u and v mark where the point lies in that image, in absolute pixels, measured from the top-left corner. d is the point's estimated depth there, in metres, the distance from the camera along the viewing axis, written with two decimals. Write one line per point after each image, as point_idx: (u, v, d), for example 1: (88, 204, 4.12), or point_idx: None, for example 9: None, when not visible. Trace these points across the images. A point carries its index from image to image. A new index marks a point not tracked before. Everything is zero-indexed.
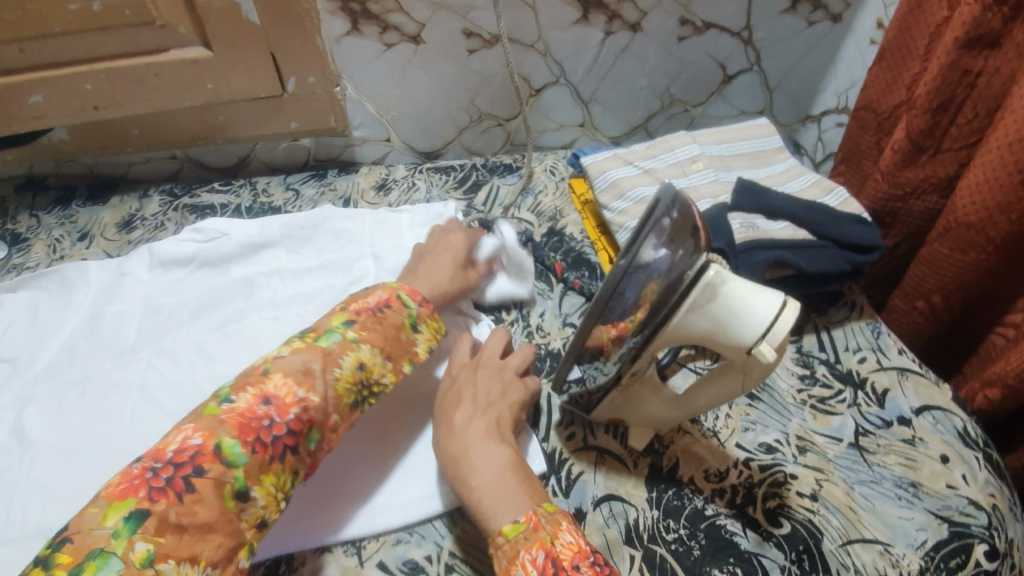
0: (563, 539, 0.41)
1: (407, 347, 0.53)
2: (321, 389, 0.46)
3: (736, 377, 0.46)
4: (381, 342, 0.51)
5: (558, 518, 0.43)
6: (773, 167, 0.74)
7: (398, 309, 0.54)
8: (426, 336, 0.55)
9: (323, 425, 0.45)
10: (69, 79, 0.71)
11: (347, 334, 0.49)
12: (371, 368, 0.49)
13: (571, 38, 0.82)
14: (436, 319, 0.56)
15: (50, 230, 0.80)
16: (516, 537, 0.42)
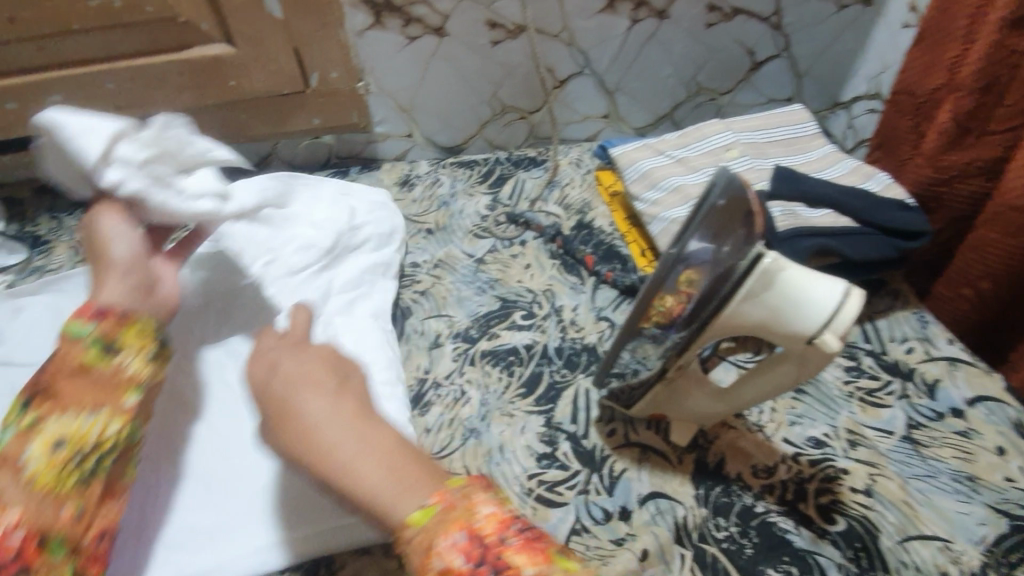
0: (483, 512, 0.34)
1: (114, 378, 0.43)
2: (18, 499, 0.38)
3: (791, 369, 0.44)
4: (76, 398, 0.42)
5: (470, 493, 0.35)
6: (810, 154, 0.72)
7: (72, 347, 0.43)
8: (134, 351, 0.45)
9: (56, 525, 0.38)
10: (90, 78, 0.70)
11: (23, 421, 0.41)
12: (78, 434, 0.41)
13: (595, 27, 0.81)
14: (133, 322, 0.46)
15: (71, 232, 0.79)
16: (426, 523, 0.35)
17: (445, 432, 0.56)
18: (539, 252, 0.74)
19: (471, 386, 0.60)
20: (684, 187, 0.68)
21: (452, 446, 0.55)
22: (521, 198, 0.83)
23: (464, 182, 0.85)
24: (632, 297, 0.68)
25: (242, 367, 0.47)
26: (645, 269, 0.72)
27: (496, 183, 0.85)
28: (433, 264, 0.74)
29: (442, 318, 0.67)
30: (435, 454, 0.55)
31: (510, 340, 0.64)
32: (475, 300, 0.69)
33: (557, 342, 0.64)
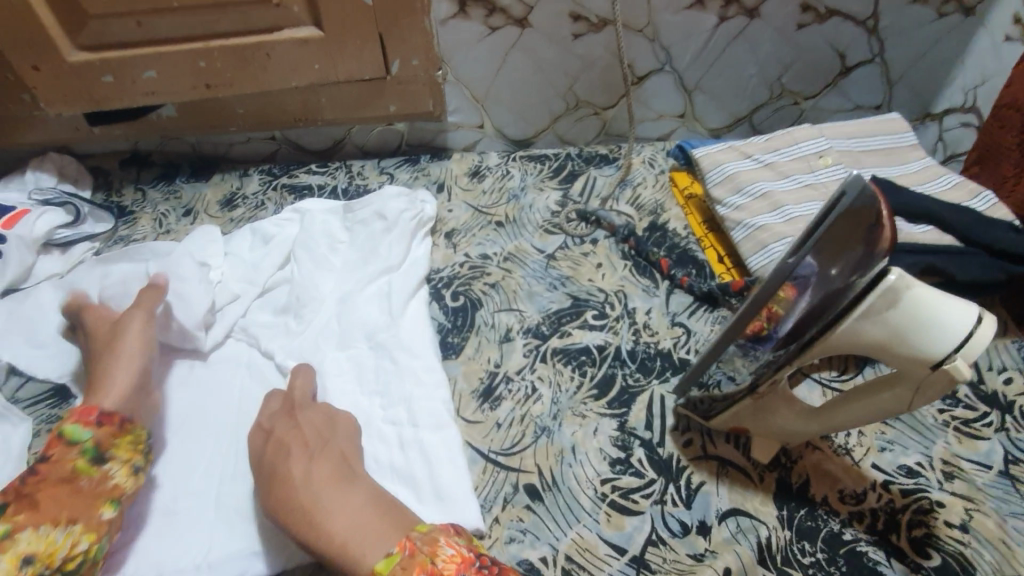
0: (445, 554, 0.41)
1: (95, 490, 0.47)
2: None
3: (903, 394, 0.41)
4: (51, 515, 0.44)
5: (436, 538, 0.42)
6: (907, 166, 0.69)
7: (62, 456, 0.47)
8: (123, 460, 0.50)
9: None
10: (183, 56, 0.72)
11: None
12: (48, 551, 0.43)
13: (681, 23, 0.77)
14: (128, 432, 0.51)
15: (155, 204, 0.82)
16: (390, 572, 0.40)
17: (517, 428, 0.56)
18: (611, 252, 0.73)
19: (543, 384, 0.59)
20: (772, 194, 0.66)
21: (524, 442, 0.55)
22: (592, 196, 0.81)
23: (535, 176, 0.84)
24: (708, 305, 0.65)
25: (274, 427, 0.52)
26: (722, 276, 0.69)
27: (567, 179, 0.84)
28: (503, 257, 0.73)
29: (513, 312, 0.66)
30: (504, 450, 0.54)
31: (581, 340, 0.63)
32: (546, 296, 0.68)
33: (630, 346, 0.62)
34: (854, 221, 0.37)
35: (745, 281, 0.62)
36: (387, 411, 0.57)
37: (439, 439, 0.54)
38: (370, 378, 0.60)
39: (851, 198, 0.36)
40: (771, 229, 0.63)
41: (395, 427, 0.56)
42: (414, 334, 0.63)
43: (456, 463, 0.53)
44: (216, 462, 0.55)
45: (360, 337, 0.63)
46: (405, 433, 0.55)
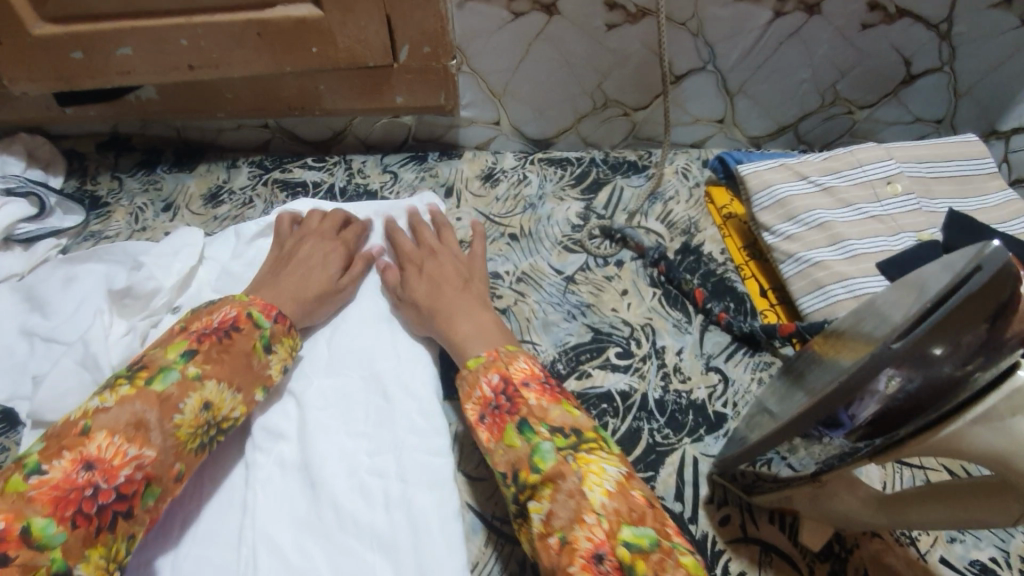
0: (518, 366, 0.46)
1: (258, 373, 0.47)
2: (159, 440, 0.40)
3: (1010, 508, 0.33)
4: (228, 375, 0.44)
5: (516, 354, 0.48)
6: (986, 198, 0.61)
7: (248, 333, 0.47)
8: (281, 356, 0.49)
9: (163, 476, 0.40)
10: (163, 32, 0.63)
11: (187, 371, 0.43)
12: (218, 405, 0.44)
13: (731, 17, 0.67)
14: (292, 335, 0.50)
15: (132, 196, 0.74)
16: (475, 366, 0.47)
17: None
18: (638, 277, 0.64)
19: None
20: (831, 225, 0.58)
21: None
22: (618, 208, 0.73)
23: (554, 183, 0.76)
24: (749, 347, 0.57)
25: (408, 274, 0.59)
26: (765, 314, 0.61)
27: (591, 187, 0.75)
28: (516, 277, 0.65)
29: (526, 345, 0.58)
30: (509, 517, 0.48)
31: (603, 383, 0.55)
32: (563, 328, 0.60)
33: (659, 395, 0.54)
34: (982, 300, 0.29)
35: (795, 326, 0.55)
36: (374, 460, 0.49)
37: (432, 502, 0.47)
38: (357, 418, 0.51)
39: (988, 273, 0.28)
40: (829, 267, 0.55)
41: (383, 481, 0.48)
42: (414, 367, 0.54)
43: (451, 537, 0.45)
44: (168, 514, 0.46)
45: (351, 367, 0.55)
46: (393, 490, 0.48)
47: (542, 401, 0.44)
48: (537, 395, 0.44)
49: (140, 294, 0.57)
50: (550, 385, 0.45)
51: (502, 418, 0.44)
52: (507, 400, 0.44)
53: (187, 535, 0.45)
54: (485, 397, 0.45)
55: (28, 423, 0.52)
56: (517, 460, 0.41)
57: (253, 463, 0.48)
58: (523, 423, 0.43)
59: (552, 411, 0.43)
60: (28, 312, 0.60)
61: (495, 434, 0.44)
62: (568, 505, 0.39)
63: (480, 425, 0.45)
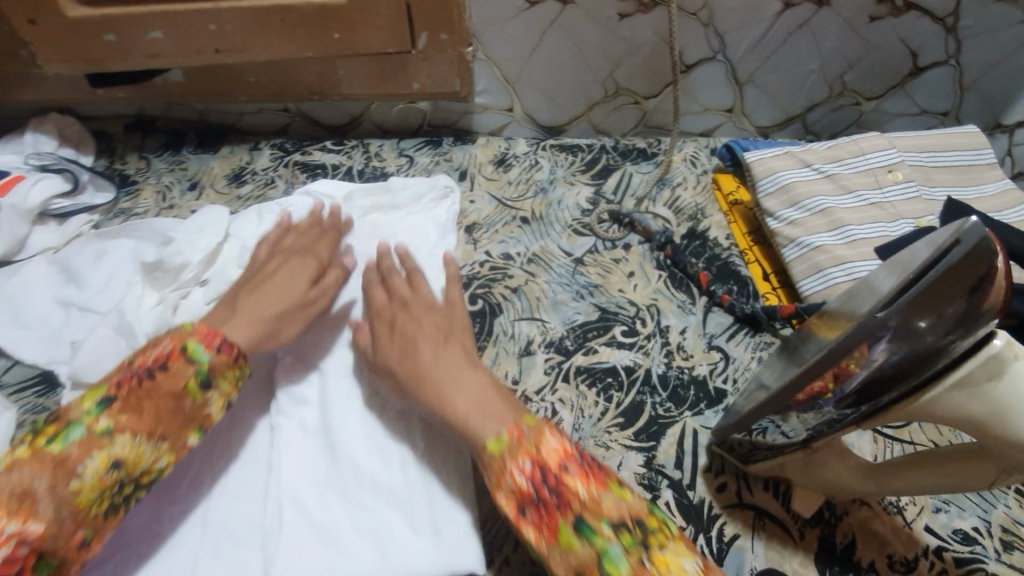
0: (549, 446, 0.40)
1: (186, 416, 0.44)
2: (51, 510, 0.38)
3: (986, 469, 0.36)
4: (148, 426, 0.43)
5: (541, 428, 0.41)
6: (984, 188, 0.63)
7: (177, 371, 0.45)
8: (223, 391, 0.47)
9: (62, 547, 0.39)
10: (192, 16, 0.65)
11: (97, 425, 0.41)
12: (134, 461, 0.42)
13: (741, 7, 0.68)
14: (238, 367, 0.48)
15: (159, 175, 0.77)
16: (501, 450, 0.41)
17: None
18: (644, 260, 0.67)
19: (564, 407, 0.54)
20: (832, 211, 0.60)
21: None
22: (627, 194, 0.75)
23: (566, 168, 0.78)
24: (750, 328, 0.60)
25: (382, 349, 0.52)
26: (767, 296, 0.63)
27: (601, 173, 0.77)
28: (528, 258, 0.67)
29: (536, 321, 0.61)
30: None
31: (609, 359, 0.58)
32: (571, 306, 0.62)
33: (662, 370, 0.57)
34: (962, 274, 0.31)
35: (794, 308, 0.57)
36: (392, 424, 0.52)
37: (445, 465, 0.49)
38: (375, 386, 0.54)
39: (966, 246, 0.30)
40: (829, 252, 0.57)
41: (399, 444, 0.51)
42: None
43: (464, 498, 0.48)
44: (198, 470, 0.49)
45: None
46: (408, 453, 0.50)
47: (592, 489, 0.38)
48: (582, 484, 0.39)
49: (170, 267, 0.60)
50: (591, 465, 0.40)
51: (551, 515, 0.38)
52: (551, 494, 0.38)
53: (216, 489, 0.48)
54: (521, 490, 0.39)
55: (65, 387, 0.55)
56: (580, 566, 0.36)
57: (278, 425, 0.51)
58: (578, 522, 0.37)
59: (604, 500, 0.38)
60: (62, 283, 0.62)
61: (545, 534, 0.38)
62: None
63: (522, 521, 0.39)
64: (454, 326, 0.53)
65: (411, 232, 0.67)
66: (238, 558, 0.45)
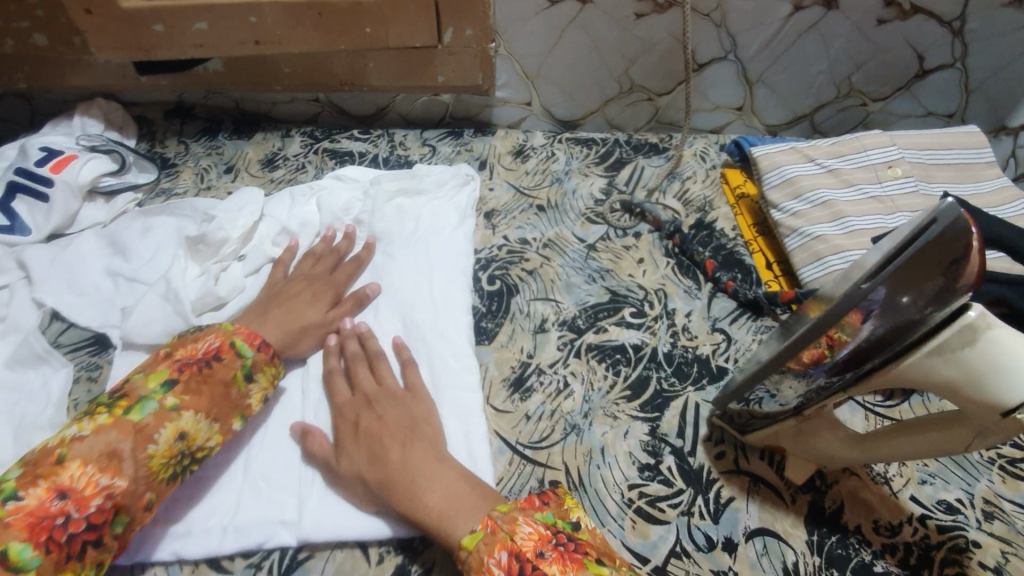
0: (524, 531, 0.41)
1: (235, 402, 0.50)
2: (131, 470, 0.43)
3: (963, 434, 0.39)
4: (206, 406, 0.48)
5: (515, 516, 0.42)
6: (980, 185, 0.67)
7: (230, 362, 0.50)
8: (262, 385, 0.52)
9: (132, 506, 0.43)
10: (235, 10, 0.70)
11: (165, 401, 0.46)
12: (194, 436, 0.47)
13: (753, 9, 0.72)
14: (275, 365, 0.53)
15: (197, 158, 0.82)
16: (475, 548, 0.41)
17: (546, 423, 0.55)
18: (654, 248, 0.70)
19: (575, 380, 0.58)
20: (833, 203, 0.64)
21: (552, 438, 0.54)
22: (638, 185, 0.78)
23: (580, 160, 0.82)
24: (752, 312, 0.63)
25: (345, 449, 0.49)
26: (769, 283, 0.67)
27: (614, 166, 0.81)
28: (543, 243, 0.71)
29: (550, 302, 0.65)
30: (532, 443, 0.54)
31: (618, 337, 0.61)
32: (583, 289, 0.66)
33: (668, 349, 0.60)
34: (940, 251, 0.36)
35: (795, 293, 0.61)
36: None
37: (461, 428, 0.54)
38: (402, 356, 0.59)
39: (942, 226, 0.35)
40: (828, 240, 0.62)
41: None
42: (450, 315, 0.61)
43: (479, 457, 0.52)
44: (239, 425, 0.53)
45: (394, 314, 0.62)
46: None
47: (570, 573, 0.38)
48: (559, 567, 0.38)
49: (212, 241, 0.64)
50: (564, 546, 0.40)
51: None
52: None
53: (254, 442, 0.53)
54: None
55: (116, 348, 0.60)
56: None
57: (309, 388, 0.56)
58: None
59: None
60: (111, 255, 0.67)
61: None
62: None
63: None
64: (415, 411, 0.52)
65: (434, 216, 0.71)
66: (276, 501, 0.49)
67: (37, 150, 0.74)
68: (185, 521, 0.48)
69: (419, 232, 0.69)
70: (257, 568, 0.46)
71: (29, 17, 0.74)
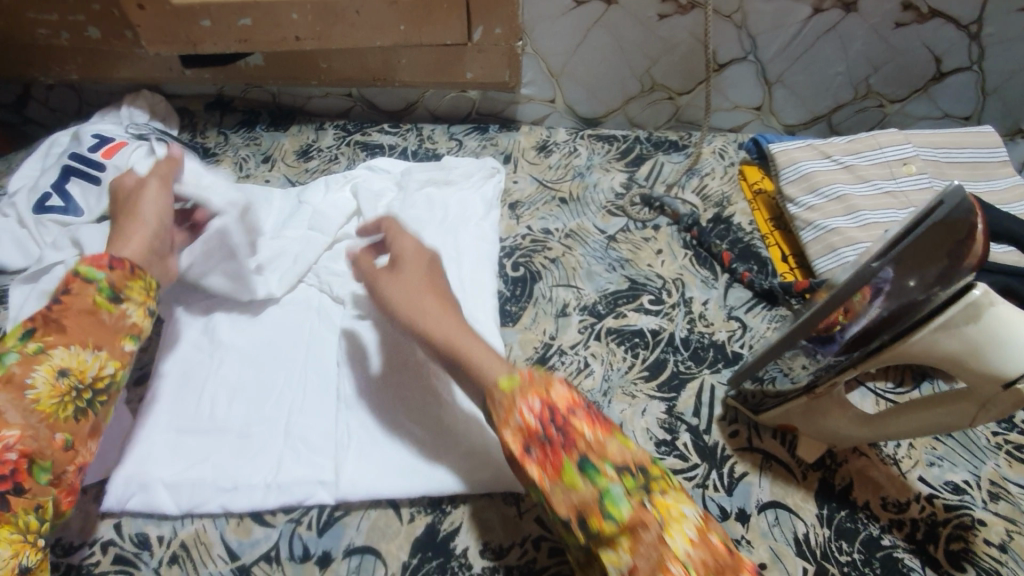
0: (559, 390, 0.43)
1: (115, 325, 0.49)
2: (19, 418, 0.44)
3: (967, 409, 0.41)
4: (78, 339, 0.47)
5: (551, 376, 0.44)
6: (994, 183, 0.69)
7: (83, 291, 0.48)
8: (137, 301, 0.51)
9: (47, 449, 0.44)
10: (278, 7, 0.74)
11: (27, 348, 0.46)
12: (80, 369, 0.47)
13: (773, 11, 0.74)
14: (141, 276, 0.52)
15: (236, 149, 0.86)
16: (512, 390, 0.43)
17: None
18: (672, 240, 0.73)
19: (595, 360, 0.61)
20: (848, 198, 0.67)
21: None
22: (657, 180, 0.81)
23: (602, 156, 0.84)
24: (767, 302, 0.66)
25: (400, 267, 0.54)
26: (784, 275, 0.69)
27: (634, 162, 0.83)
28: (565, 233, 0.74)
29: (571, 288, 0.67)
30: None
31: (636, 322, 0.64)
32: (604, 277, 0.69)
33: (685, 334, 0.63)
34: (944, 232, 0.39)
35: (809, 283, 0.63)
36: None
37: None
38: None
39: (946, 207, 0.38)
40: (842, 234, 0.64)
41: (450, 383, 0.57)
42: (475, 298, 0.64)
43: None
44: (281, 394, 0.57)
45: None
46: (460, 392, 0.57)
47: (599, 434, 0.41)
48: (589, 427, 0.41)
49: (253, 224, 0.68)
50: (595, 411, 0.42)
51: (556, 454, 0.41)
52: (559, 433, 0.41)
53: (294, 408, 0.56)
54: (529, 428, 0.42)
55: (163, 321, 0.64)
56: (582, 503, 0.39)
57: (343, 361, 0.59)
58: (584, 462, 0.40)
59: (609, 445, 0.41)
60: None
61: (550, 472, 0.41)
62: (650, 557, 0.37)
63: (529, 459, 0.41)
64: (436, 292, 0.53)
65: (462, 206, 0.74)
66: (314, 462, 0.52)
67: (89, 136, 0.79)
68: (230, 478, 0.52)
69: (447, 220, 0.72)
70: (297, 522, 0.50)
71: (85, 12, 0.79)
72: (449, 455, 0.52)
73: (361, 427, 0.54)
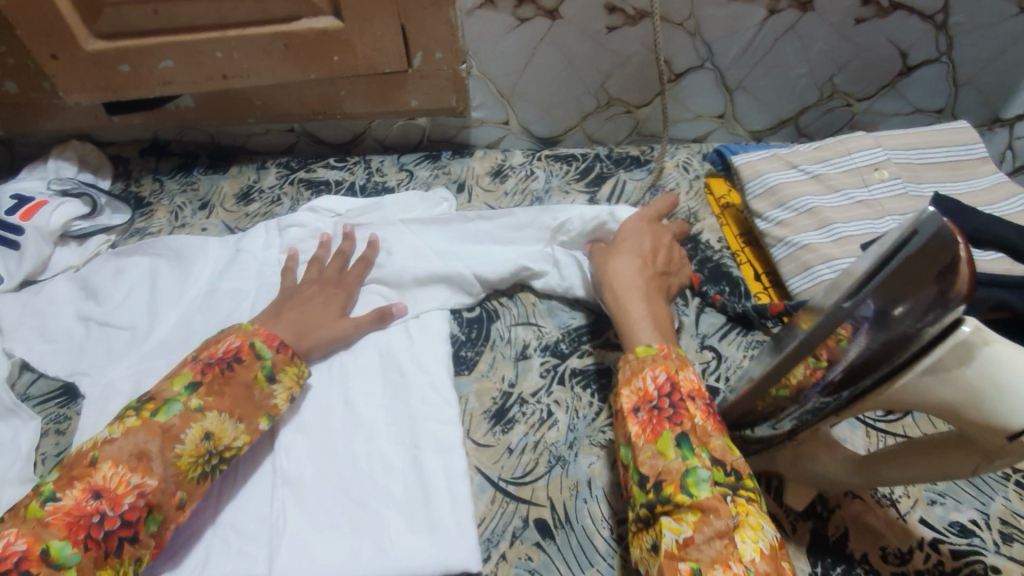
0: (687, 375, 0.45)
1: (261, 403, 0.48)
2: (160, 469, 0.43)
3: (967, 458, 0.36)
4: (230, 406, 0.47)
5: (686, 361, 0.47)
6: (973, 183, 0.65)
7: (251, 364, 0.48)
8: (286, 385, 0.50)
9: (165, 505, 0.43)
10: (201, 46, 0.69)
11: (190, 403, 0.45)
12: (220, 436, 0.46)
13: (727, 16, 0.70)
14: (297, 364, 0.51)
15: (172, 196, 0.80)
16: (647, 355, 0.47)
17: (529, 456, 0.52)
18: None
19: (559, 408, 0.55)
20: (820, 211, 0.63)
21: (536, 472, 0.51)
22: (620, 201, 0.76)
23: (561, 177, 0.79)
24: (742, 327, 0.61)
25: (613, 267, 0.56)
26: (758, 296, 0.65)
27: (595, 181, 0.79)
28: None
29: (531, 327, 0.61)
30: (515, 479, 0.51)
31: (603, 360, 0.58)
32: (566, 312, 0.62)
33: None
34: (927, 260, 0.33)
35: (784, 305, 0.59)
36: (390, 428, 0.53)
37: (440, 465, 0.51)
38: (376, 391, 0.56)
39: (924, 237, 0.32)
40: (816, 250, 0.60)
41: (397, 448, 0.52)
42: (426, 346, 0.59)
43: (457, 496, 0.49)
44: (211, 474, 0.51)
45: (367, 347, 0.59)
46: (406, 455, 0.52)
47: (707, 423, 0.43)
48: (702, 417, 0.43)
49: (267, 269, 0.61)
50: (713, 407, 0.44)
51: (660, 422, 0.43)
52: (671, 406, 0.43)
53: (223, 488, 0.50)
54: (646, 392, 0.45)
55: (83, 398, 0.58)
56: (666, 471, 0.41)
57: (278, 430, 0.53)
58: (683, 437, 0.42)
59: (713, 438, 0.42)
60: (84, 299, 0.66)
61: (647, 434, 0.43)
62: (712, 543, 0.37)
63: (633, 416, 0.44)
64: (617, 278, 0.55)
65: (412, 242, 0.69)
66: (245, 552, 0.47)
67: (7, 197, 0.74)
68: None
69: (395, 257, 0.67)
70: None
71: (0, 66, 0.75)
72: (395, 535, 0.47)
73: (298, 505, 0.49)
